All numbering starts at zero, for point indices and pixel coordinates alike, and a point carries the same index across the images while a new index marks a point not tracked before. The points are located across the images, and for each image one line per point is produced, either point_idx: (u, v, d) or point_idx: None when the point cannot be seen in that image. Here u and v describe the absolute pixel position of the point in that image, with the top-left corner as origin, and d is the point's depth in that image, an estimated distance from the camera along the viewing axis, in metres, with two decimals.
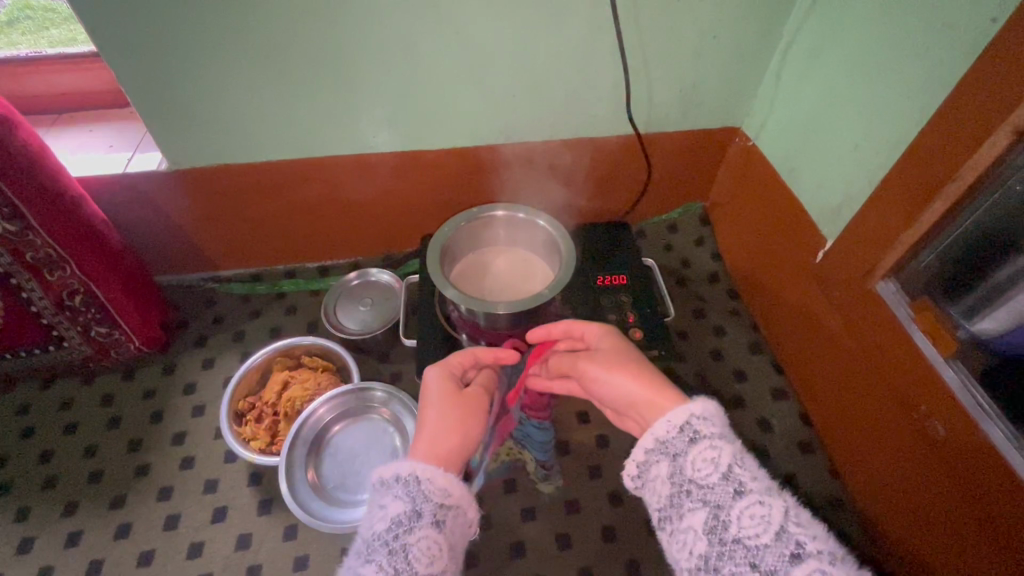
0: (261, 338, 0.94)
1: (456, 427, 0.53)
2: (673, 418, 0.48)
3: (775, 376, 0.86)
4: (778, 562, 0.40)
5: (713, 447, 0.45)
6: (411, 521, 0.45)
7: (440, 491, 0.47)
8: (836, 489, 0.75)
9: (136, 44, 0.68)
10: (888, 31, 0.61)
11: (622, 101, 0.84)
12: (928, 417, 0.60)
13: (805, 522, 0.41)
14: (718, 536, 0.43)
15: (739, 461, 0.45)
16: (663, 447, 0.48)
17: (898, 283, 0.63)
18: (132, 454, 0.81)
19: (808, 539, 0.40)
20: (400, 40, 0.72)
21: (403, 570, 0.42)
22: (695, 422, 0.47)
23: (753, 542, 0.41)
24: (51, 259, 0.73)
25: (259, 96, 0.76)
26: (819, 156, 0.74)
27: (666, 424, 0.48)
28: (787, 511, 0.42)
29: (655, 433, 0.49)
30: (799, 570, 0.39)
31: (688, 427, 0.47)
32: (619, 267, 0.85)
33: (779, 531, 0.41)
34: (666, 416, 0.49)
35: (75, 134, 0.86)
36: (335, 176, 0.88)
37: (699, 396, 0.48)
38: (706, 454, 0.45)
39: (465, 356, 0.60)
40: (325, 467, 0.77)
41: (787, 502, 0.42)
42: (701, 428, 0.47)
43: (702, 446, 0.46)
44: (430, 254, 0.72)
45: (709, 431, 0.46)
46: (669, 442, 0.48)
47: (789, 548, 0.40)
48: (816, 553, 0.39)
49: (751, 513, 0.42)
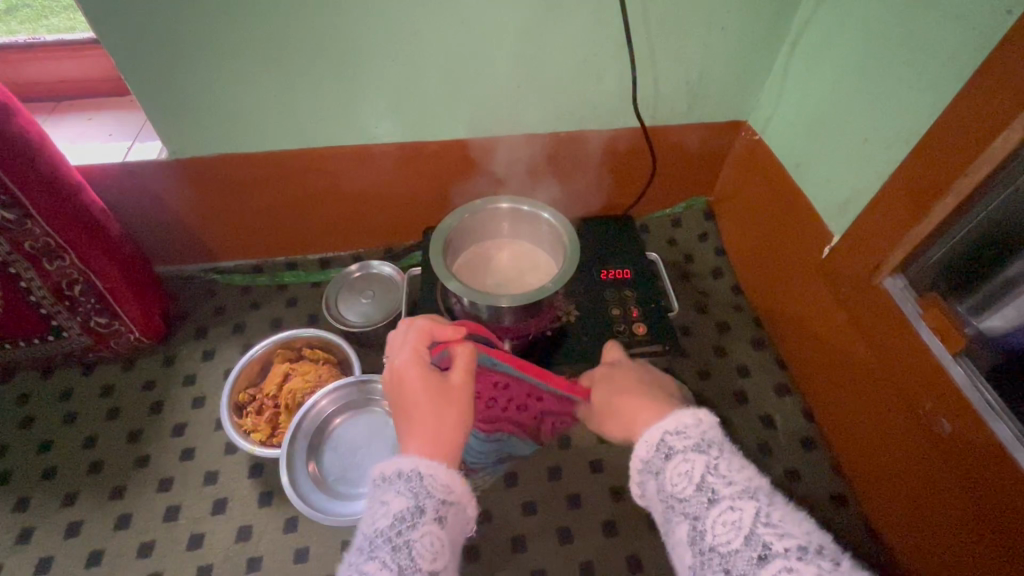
0: (262, 330, 0.93)
1: (451, 406, 0.52)
2: (649, 438, 0.49)
3: (777, 372, 0.85)
4: (748, 567, 0.39)
5: (686, 460, 0.45)
6: (414, 517, 0.44)
7: (442, 488, 0.46)
8: (839, 485, 0.75)
9: (136, 31, 0.67)
10: (900, 23, 0.60)
11: (627, 93, 0.83)
12: (934, 414, 0.59)
13: (777, 521, 0.41)
14: (698, 547, 0.42)
15: (713, 469, 0.44)
16: (647, 466, 0.48)
17: (906, 279, 0.63)
18: (132, 445, 0.81)
19: (776, 539, 0.39)
20: (403, 29, 0.71)
21: (408, 566, 0.41)
22: (669, 438, 0.47)
23: (727, 549, 0.41)
24: (50, 248, 0.73)
25: (260, 86, 0.75)
26: (827, 150, 0.73)
27: (644, 443, 0.49)
28: (759, 513, 0.41)
29: (637, 456, 0.49)
30: (767, 572, 0.38)
31: (663, 444, 0.48)
32: (623, 261, 0.84)
33: (748, 534, 0.40)
34: (644, 436, 0.50)
35: (74, 123, 0.85)
36: (336, 167, 0.87)
37: (672, 411, 0.49)
38: (680, 468, 0.45)
39: (421, 334, 0.57)
40: (325, 459, 0.77)
41: (759, 504, 0.42)
42: (675, 443, 0.47)
43: (677, 460, 0.46)
44: (432, 246, 0.71)
45: (683, 445, 0.46)
46: (651, 462, 0.48)
47: (757, 550, 0.40)
48: (784, 552, 0.39)
49: (724, 520, 0.42)
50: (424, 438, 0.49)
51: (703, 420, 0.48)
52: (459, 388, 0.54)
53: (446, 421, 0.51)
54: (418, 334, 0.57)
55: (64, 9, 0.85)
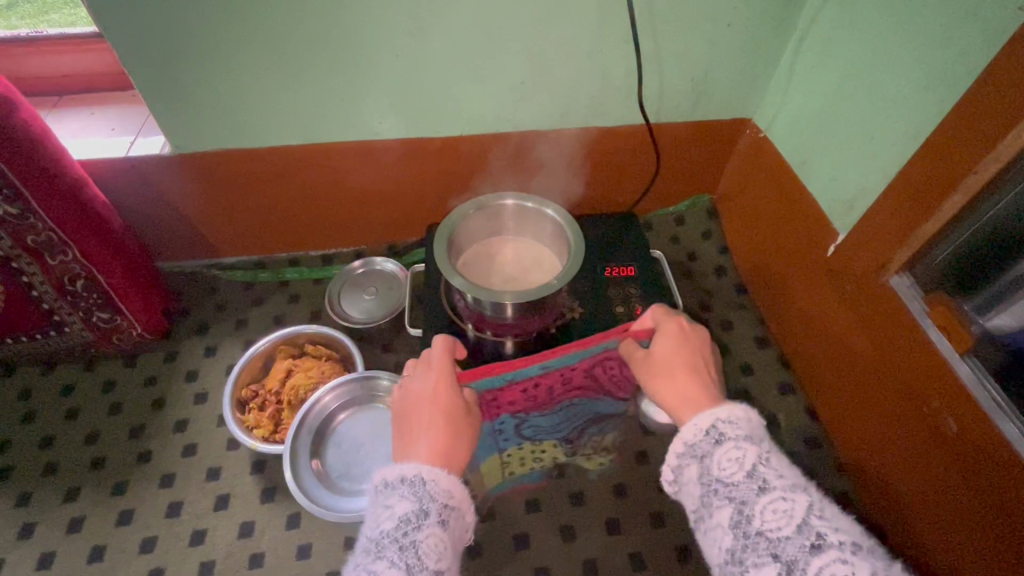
0: (264, 326, 0.93)
1: (469, 425, 0.53)
2: (700, 422, 0.48)
3: (781, 371, 0.85)
4: (799, 554, 0.39)
5: (738, 448, 0.45)
6: (419, 519, 0.44)
7: (444, 491, 0.46)
8: (843, 484, 0.75)
9: (139, 26, 0.67)
10: (907, 20, 0.60)
11: (632, 91, 0.83)
12: (940, 412, 0.59)
13: (829, 515, 0.41)
14: (742, 531, 0.42)
15: (763, 460, 0.44)
16: (691, 450, 0.47)
17: (913, 278, 0.63)
18: (134, 441, 0.81)
19: (830, 531, 0.40)
20: (408, 24, 0.71)
21: (414, 565, 0.42)
22: (722, 424, 0.47)
23: (775, 535, 0.41)
24: (52, 243, 0.72)
25: (264, 81, 0.75)
26: (832, 148, 0.73)
27: (693, 426, 0.48)
28: (811, 506, 0.42)
29: (683, 437, 0.48)
30: (819, 561, 0.39)
31: (713, 430, 0.47)
32: (628, 259, 0.84)
33: (801, 523, 0.41)
34: (694, 419, 0.48)
35: (76, 117, 0.85)
36: (339, 163, 0.87)
37: (728, 400, 0.48)
38: (731, 454, 0.45)
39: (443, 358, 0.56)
40: (330, 455, 0.76)
41: (811, 498, 0.42)
42: (726, 431, 0.46)
43: (727, 447, 0.45)
44: (436, 243, 0.71)
45: (735, 433, 0.46)
46: (696, 445, 0.47)
47: (810, 540, 0.40)
48: (838, 544, 0.39)
49: (774, 508, 0.42)
50: (443, 445, 0.50)
51: (752, 413, 0.48)
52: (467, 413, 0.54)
53: (464, 436, 0.52)
54: (443, 356, 0.57)
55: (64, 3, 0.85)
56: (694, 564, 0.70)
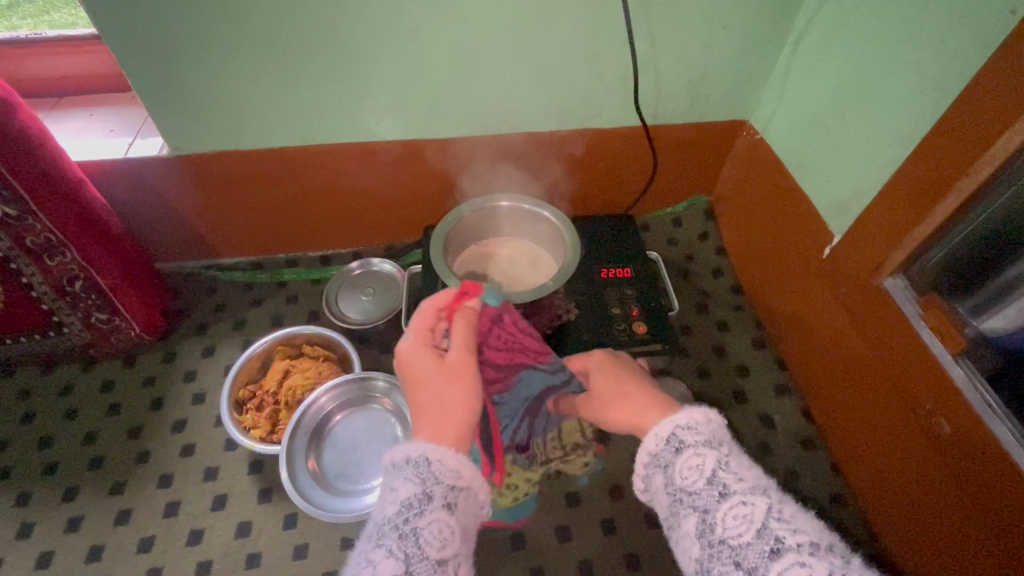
0: (263, 327, 0.93)
1: (454, 377, 0.52)
2: (660, 431, 0.48)
3: (777, 372, 0.85)
4: (758, 559, 0.39)
5: (698, 454, 0.45)
6: (421, 504, 0.43)
7: (450, 473, 0.46)
8: (837, 485, 0.75)
9: (136, 28, 0.67)
10: (901, 23, 0.60)
11: (628, 92, 0.83)
12: (934, 415, 0.59)
13: (788, 517, 0.41)
14: (706, 540, 0.42)
15: (723, 465, 0.45)
16: (656, 459, 0.48)
17: (906, 279, 0.63)
18: (132, 441, 0.81)
19: (788, 534, 0.39)
20: (405, 26, 0.71)
21: (413, 555, 0.41)
22: (681, 432, 0.47)
23: (736, 541, 0.41)
24: (50, 244, 0.73)
25: (261, 83, 0.75)
26: (828, 150, 0.73)
27: (655, 436, 0.48)
28: (770, 508, 0.41)
29: (646, 448, 0.49)
30: (778, 565, 0.38)
31: (673, 437, 0.47)
32: (625, 260, 0.83)
33: (760, 528, 0.40)
34: (655, 429, 0.49)
35: (75, 119, 0.85)
36: (337, 164, 0.87)
37: (688, 406, 0.49)
38: (691, 462, 0.45)
39: (424, 319, 0.56)
40: (324, 456, 0.77)
41: (770, 500, 0.42)
42: (686, 437, 0.47)
43: (688, 454, 0.46)
44: (433, 244, 0.72)
45: (694, 439, 0.46)
46: (660, 454, 0.48)
47: (769, 544, 0.39)
48: (796, 546, 0.39)
49: (735, 514, 0.42)
50: (436, 421, 0.48)
51: (713, 418, 0.48)
52: (461, 363, 0.53)
53: (452, 389, 0.51)
54: (422, 319, 0.56)
55: (65, 5, 0.86)
56: None
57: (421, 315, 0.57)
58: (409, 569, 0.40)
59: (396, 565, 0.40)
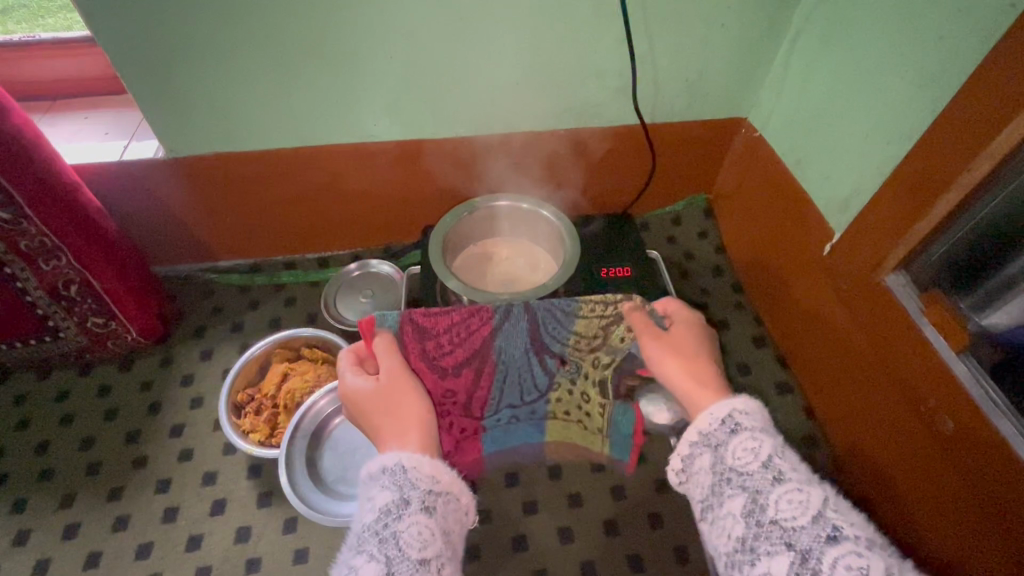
0: (261, 330, 0.93)
1: (400, 388, 0.55)
2: (716, 412, 0.50)
3: (779, 370, 0.85)
4: (813, 542, 0.41)
5: (753, 438, 0.47)
6: (399, 509, 0.44)
7: (427, 478, 0.46)
8: (840, 483, 0.75)
9: (129, 29, 0.66)
10: (899, 18, 0.60)
11: (626, 91, 0.83)
12: (937, 411, 0.59)
13: (843, 509, 0.43)
14: (755, 519, 0.44)
15: (778, 453, 0.46)
16: (705, 439, 0.49)
17: (908, 276, 0.63)
18: (130, 446, 0.80)
19: (845, 524, 0.42)
20: (401, 26, 0.70)
21: (394, 557, 0.42)
22: (738, 414, 0.49)
23: (789, 523, 0.42)
24: (46, 247, 0.72)
25: (256, 84, 0.75)
26: (827, 147, 0.73)
27: (709, 416, 0.50)
28: (826, 498, 0.43)
29: (698, 426, 0.50)
30: (835, 550, 0.40)
31: (730, 419, 0.49)
32: (625, 259, 0.83)
33: (816, 514, 0.42)
34: (709, 410, 0.50)
35: (68, 122, 0.84)
36: (334, 165, 0.87)
37: (743, 394, 0.50)
38: (747, 444, 0.47)
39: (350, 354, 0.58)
40: (324, 459, 0.76)
41: (824, 492, 0.44)
42: (742, 421, 0.48)
43: (743, 437, 0.47)
44: (431, 245, 0.71)
45: (751, 424, 0.48)
46: (711, 434, 0.49)
47: (826, 530, 0.41)
48: (852, 537, 0.41)
49: (789, 497, 0.43)
50: (398, 432, 0.51)
51: (766, 411, 0.50)
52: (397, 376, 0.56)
53: (405, 398, 0.54)
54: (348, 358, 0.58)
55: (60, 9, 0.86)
56: (692, 565, 0.70)
57: (347, 354, 0.58)
58: (390, 571, 0.41)
59: (377, 568, 0.41)
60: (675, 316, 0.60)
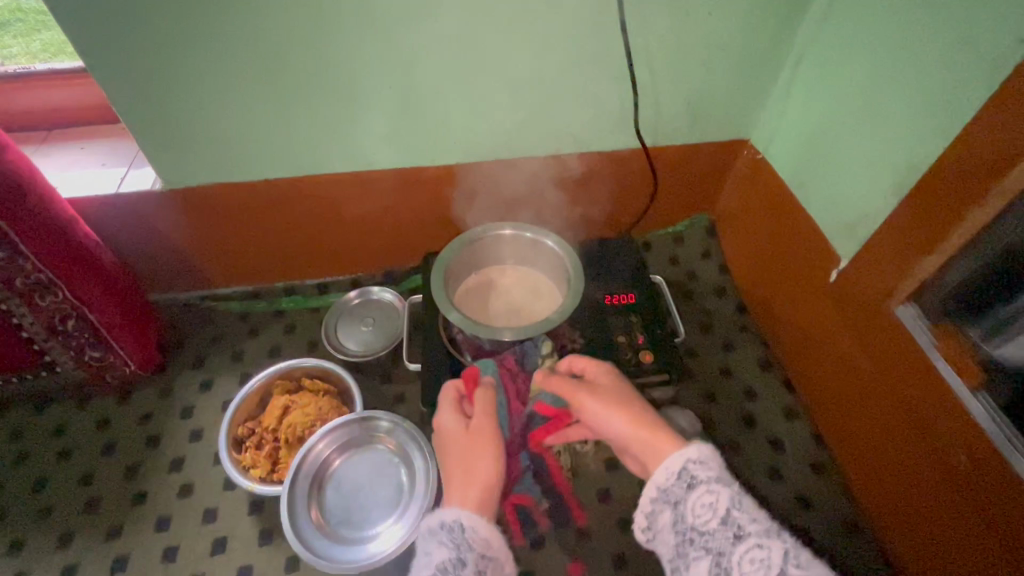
0: (261, 359, 0.91)
1: (477, 444, 0.57)
2: (671, 465, 0.50)
3: (786, 395, 0.83)
4: None
5: (710, 492, 0.47)
6: (454, 569, 0.48)
7: (482, 541, 0.50)
8: (851, 513, 0.74)
9: (126, 63, 0.66)
10: (903, 46, 0.60)
11: (627, 115, 0.82)
12: (953, 446, 0.58)
13: (806, 563, 0.42)
14: None
15: (735, 505, 0.46)
16: (664, 494, 0.50)
17: (919, 308, 0.61)
18: (129, 481, 0.79)
19: None
20: (400, 55, 0.70)
21: None
22: (692, 466, 0.49)
23: None
24: (41, 283, 0.71)
25: (255, 114, 0.74)
26: (831, 171, 0.73)
27: (665, 470, 0.50)
28: (787, 553, 0.43)
29: (656, 482, 0.50)
30: None
31: (685, 473, 0.49)
32: (628, 285, 0.82)
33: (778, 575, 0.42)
34: (665, 462, 0.51)
35: (65, 152, 0.83)
36: (333, 193, 0.86)
37: (695, 441, 0.50)
38: (704, 499, 0.47)
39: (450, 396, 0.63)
40: (327, 501, 0.74)
41: (785, 544, 0.43)
42: (697, 473, 0.48)
43: (700, 491, 0.48)
44: (433, 276, 0.70)
45: (706, 475, 0.48)
46: (669, 490, 0.49)
47: None
48: None
49: (751, 558, 0.43)
50: (461, 485, 0.54)
51: (720, 457, 0.50)
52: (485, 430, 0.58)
53: (476, 452, 0.56)
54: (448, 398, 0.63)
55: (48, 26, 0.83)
56: None
57: (449, 393, 0.63)
58: None
59: None
60: (592, 365, 0.62)
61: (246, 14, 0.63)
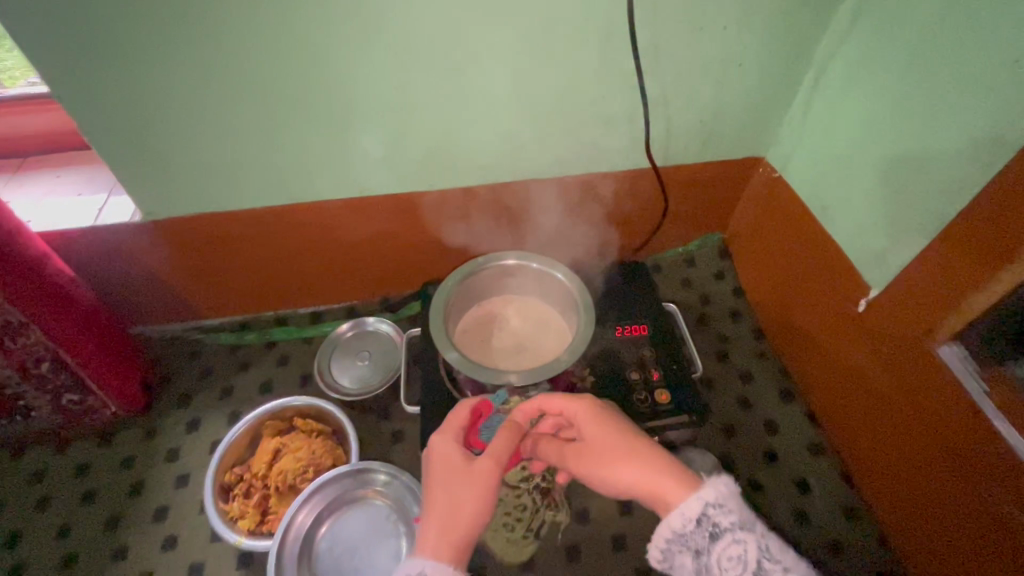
0: (251, 395, 0.86)
1: (471, 484, 0.51)
2: (688, 511, 0.46)
3: (810, 430, 0.78)
4: None
5: (736, 542, 0.44)
6: None
7: None
8: (886, 561, 0.68)
9: (100, 90, 0.61)
10: (939, 63, 0.55)
11: (636, 135, 0.77)
12: (1004, 500, 0.53)
13: None
14: None
15: (763, 551, 0.43)
16: (683, 539, 0.46)
17: (965, 349, 0.56)
18: (110, 533, 0.74)
19: None
20: (395, 77, 0.65)
21: None
22: (712, 512, 0.45)
23: None
24: (11, 326, 0.66)
25: (240, 140, 0.69)
26: (858, 194, 0.68)
27: (681, 515, 0.46)
28: None
29: (672, 526, 0.46)
30: None
31: (705, 519, 0.45)
32: (642, 315, 0.77)
33: None
34: (679, 507, 0.46)
35: (40, 180, 0.78)
36: (326, 220, 0.81)
37: (711, 480, 0.46)
38: (731, 550, 0.44)
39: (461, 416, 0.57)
40: (320, 564, 0.69)
41: None
42: (719, 520, 0.45)
43: (726, 542, 0.44)
44: (432, 311, 0.65)
45: (729, 522, 0.45)
46: (689, 536, 0.46)
47: None
48: None
49: None
50: (440, 522, 0.49)
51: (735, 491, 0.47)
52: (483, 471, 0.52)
53: (470, 495, 0.50)
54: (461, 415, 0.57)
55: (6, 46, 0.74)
56: None
57: (462, 412, 0.57)
58: None
59: None
60: (574, 400, 0.56)
61: (227, 36, 0.59)
